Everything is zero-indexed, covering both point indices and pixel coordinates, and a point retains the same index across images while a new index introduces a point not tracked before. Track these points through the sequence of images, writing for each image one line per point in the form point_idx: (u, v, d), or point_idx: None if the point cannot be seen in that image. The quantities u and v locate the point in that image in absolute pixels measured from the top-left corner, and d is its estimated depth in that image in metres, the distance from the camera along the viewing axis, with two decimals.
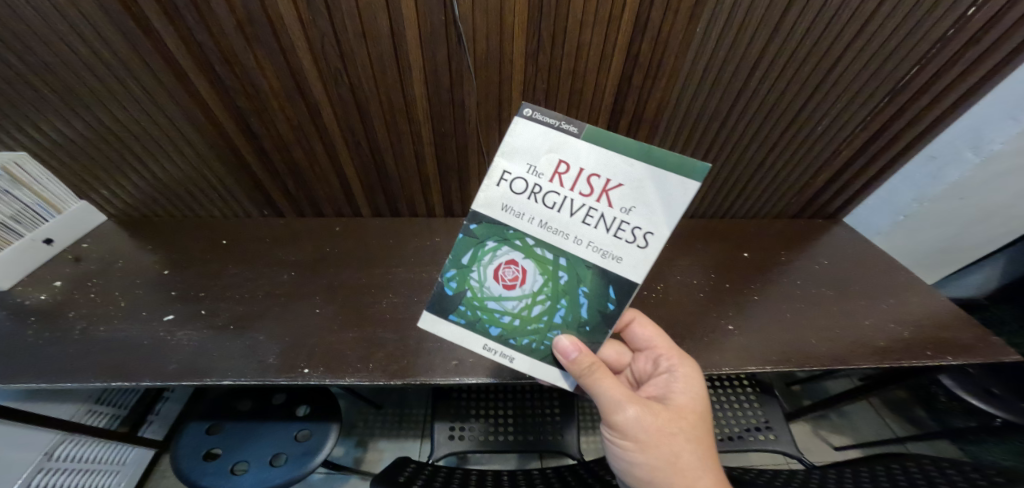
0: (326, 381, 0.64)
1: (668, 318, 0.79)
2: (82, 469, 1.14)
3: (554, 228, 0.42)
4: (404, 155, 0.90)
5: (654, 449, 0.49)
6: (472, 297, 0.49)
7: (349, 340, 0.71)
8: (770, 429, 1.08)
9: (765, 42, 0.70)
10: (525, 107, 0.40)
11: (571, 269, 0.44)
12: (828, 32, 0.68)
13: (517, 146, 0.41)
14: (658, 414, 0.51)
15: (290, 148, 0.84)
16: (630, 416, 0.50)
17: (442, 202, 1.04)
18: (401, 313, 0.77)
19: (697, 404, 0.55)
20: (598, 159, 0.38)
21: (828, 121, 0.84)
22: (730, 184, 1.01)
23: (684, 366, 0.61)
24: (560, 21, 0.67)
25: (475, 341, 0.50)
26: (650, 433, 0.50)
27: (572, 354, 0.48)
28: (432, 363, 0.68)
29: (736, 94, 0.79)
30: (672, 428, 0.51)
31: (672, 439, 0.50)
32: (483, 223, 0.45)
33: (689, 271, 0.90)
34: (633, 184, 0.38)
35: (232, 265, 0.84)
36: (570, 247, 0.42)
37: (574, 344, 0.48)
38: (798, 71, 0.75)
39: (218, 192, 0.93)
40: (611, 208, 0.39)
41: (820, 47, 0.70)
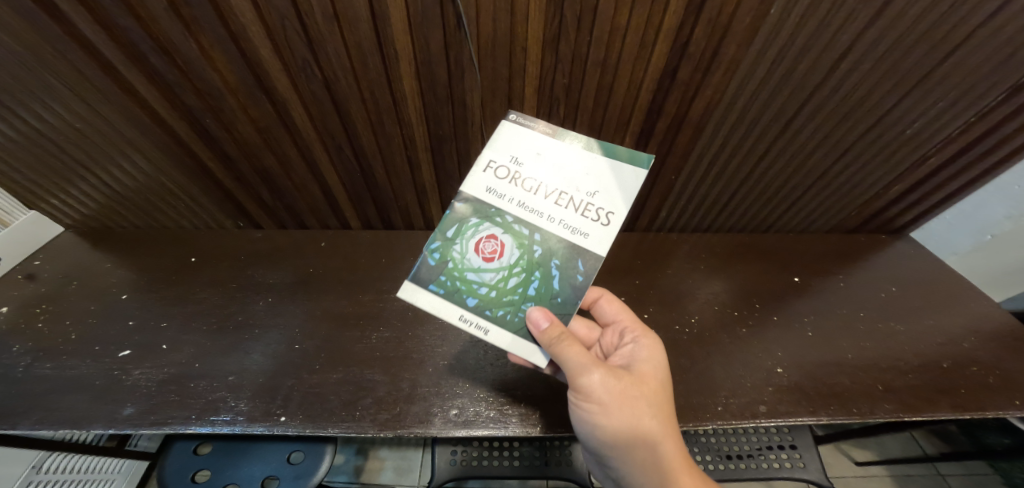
0: (305, 431, 0.54)
1: (704, 358, 0.66)
2: (77, 480, 1.09)
3: (532, 208, 0.40)
4: (394, 162, 0.79)
5: (615, 415, 0.40)
6: (452, 268, 0.41)
7: (330, 383, 0.61)
8: (794, 449, 0.97)
9: (859, 33, 0.59)
10: (510, 115, 0.44)
11: (545, 242, 0.40)
12: (915, 8, 0.55)
13: (501, 141, 0.43)
14: (623, 377, 0.41)
15: (257, 154, 0.75)
16: (595, 381, 0.40)
17: (440, 213, 0.92)
18: (392, 351, 0.66)
19: (662, 369, 0.46)
20: (566, 152, 0.41)
21: (879, 118, 0.72)
22: (765, 190, 0.89)
23: (646, 337, 0.50)
24: (603, 5, 0.54)
25: (451, 312, 0.40)
26: (613, 397, 0.40)
27: (542, 323, 0.38)
28: (427, 414, 0.57)
29: (809, 95, 0.69)
30: (636, 392, 0.41)
31: (637, 405, 0.40)
32: (469, 201, 0.42)
33: (728, 298, 0.76)
34: (596, 174, 0.40)
35: (200, 287, 0.74)
36: (544, 225, 0.40)
37: (545, 313, 0.39)
38: (894, 69, 0.64)
39: (184, 201, 0.84)
40: (579, 192, 0.40)
41: (933, 38, 0.59)
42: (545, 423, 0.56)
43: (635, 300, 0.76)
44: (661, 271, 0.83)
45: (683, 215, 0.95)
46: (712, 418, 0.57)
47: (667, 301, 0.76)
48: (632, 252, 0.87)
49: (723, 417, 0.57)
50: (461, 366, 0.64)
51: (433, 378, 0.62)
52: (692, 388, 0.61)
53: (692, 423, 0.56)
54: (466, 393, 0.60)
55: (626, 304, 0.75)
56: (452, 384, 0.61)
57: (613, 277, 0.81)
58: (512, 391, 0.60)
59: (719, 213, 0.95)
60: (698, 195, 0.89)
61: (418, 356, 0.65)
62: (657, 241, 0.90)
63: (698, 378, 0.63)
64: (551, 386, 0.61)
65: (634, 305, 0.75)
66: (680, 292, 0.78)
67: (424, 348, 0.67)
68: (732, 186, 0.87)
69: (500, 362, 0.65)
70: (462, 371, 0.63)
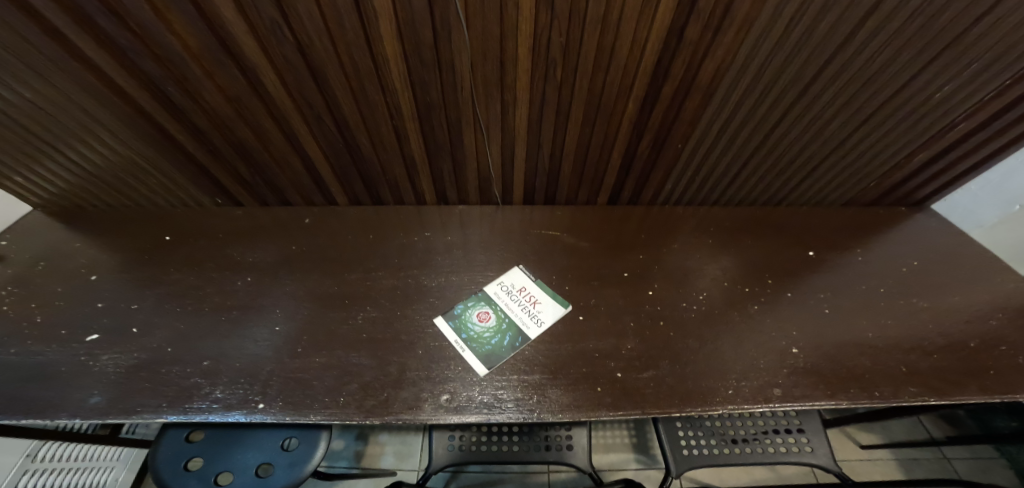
0: (285, 418, 0.50)
1: (714, 338, 0.61)
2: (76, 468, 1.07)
3: None
4: (379, 133, 0.74)
5: None
6: (461, 315, 0.64)
7: (313, 368, 0.56)
8: (802, 433, 0.94)
9: None
10: None
11: None
12: None
13: None
14: None
15: (231, 126, 0.69)
16: None
17: (432, 188, 0.87)
18: (380, 333, 0.62)
19: None
20: None
21: (908, 80, 0.66)
22: (778, 161, 0.83)
23: None
24: None
25: (451, 336, 0.61)
26: None
27: None
28: (416, 399, 0.53)
29: (831, 54, 0.62)
30: None
31: None
32: None
33: (739, 274, 0.72)
34: None
35: (176, 268, 0.69)
36: None
37: None
38: (929, 25, 0.57)
39: (159, 178, 0.79)
40: None
41: None
42: (542, 408, 0.52)
43: (640, 276, 0.71)
44: (666, 247, 0.78)
45: (690, 189, 0.90)
46: (722, 401, 0.53)
47: (673, 278, 0.71)
48: (635, 227, 0.82)
49: (735, 400, 0.53)
50: (453, 348, 0.60)
51: (423, 361, 0.58)
52: (701, 369, 0.57)
53: (702, 408, 0.52)
54: (457, 379, 0.56)
55: (630, 282, 0.70)
56: (444, 368, 0.57)
57: (616, 253, 0.76)
58: (507, 376, 0.56)
59: (727, 186, 0.89)
60: (706, 166, 0.84)
61: (407, 338, 0.61)
62: (662, 216, 0.85)
63: (707, 360, 0.58)
64: (548, 370, 0.57)
65: (638, 283, 0.70)
66: (687, 268, 0.73)
67: (414, 329, 0.62)
68: (743, 156, 0.82)
69: (495, 346, 0.60)
70: (455, 353, 0.59)
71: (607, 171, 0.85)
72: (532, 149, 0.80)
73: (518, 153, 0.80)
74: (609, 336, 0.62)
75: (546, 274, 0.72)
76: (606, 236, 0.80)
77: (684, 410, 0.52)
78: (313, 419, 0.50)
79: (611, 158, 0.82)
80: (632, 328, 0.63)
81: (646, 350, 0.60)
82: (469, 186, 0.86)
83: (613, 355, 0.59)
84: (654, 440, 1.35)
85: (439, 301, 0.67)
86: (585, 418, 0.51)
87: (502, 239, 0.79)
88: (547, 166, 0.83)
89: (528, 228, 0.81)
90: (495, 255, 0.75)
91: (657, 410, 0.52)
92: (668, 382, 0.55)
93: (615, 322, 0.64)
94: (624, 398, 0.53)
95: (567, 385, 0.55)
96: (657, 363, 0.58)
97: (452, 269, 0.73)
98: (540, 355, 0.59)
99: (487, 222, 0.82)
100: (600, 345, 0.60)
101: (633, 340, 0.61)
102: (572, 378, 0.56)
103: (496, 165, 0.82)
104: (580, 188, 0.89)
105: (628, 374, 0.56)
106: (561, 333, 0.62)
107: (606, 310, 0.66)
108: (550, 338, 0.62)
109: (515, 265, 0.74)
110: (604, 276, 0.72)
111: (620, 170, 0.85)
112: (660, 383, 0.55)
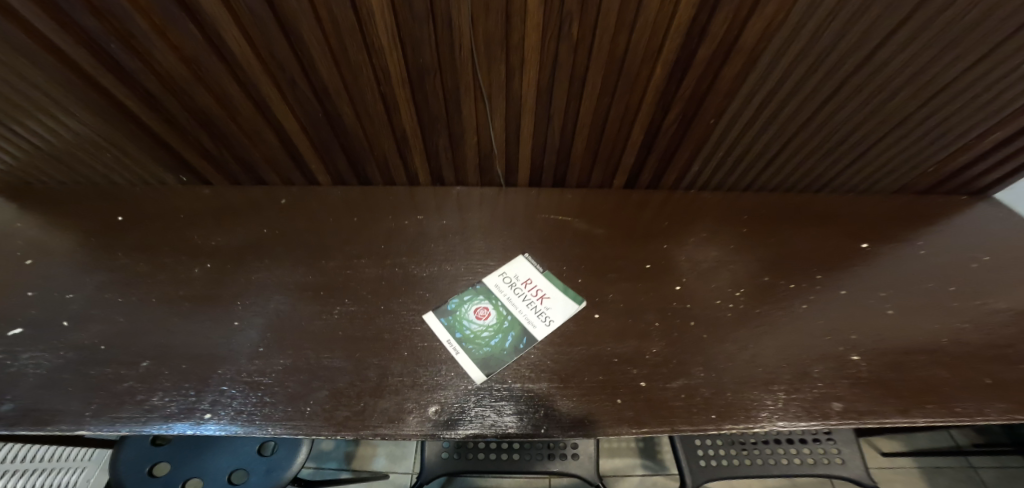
0: (236, 432, 0.40)
1: (755, 341, 0.51)
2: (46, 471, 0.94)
3: None
4: (364, 101, 0.64)
5: None
6: (457, 312, 0.55)
7: (276, 372, 0.47)
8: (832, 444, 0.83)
9: None
10: None
11: None
12: None
13: None
14: None
15: (190, 91, 0.59)
16: None
17: (425, 167, 0.77)
18: (358, 330, 0.52)
19: None
20: None
21: (995, 47, 0.55)
22: (820, 140, 0.73)
23: None
24: None
25: (442, 335, 0.52)
26: None
27: None
28: (397, 411, 0.43)
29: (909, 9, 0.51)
30: None
31: None
32: None
33: (779, 267, 0.62)
34: None
35: (125, 253, 0.59)
36: None
37: None
38: None
39: (111, 151, 0.68)
40: None
41: None
42: (551, 424, 0.42)
43: (664, 268, 0.62)
44: (694, 236, 0.68)
45: (716, 171, 0.80)
46: (771, 416, 0.43)
47: (703, 271, 0.61)
48: (656, 214, 0.72)
49: (787, 416, 0.43)
50: (445, 349, 0.50)
51: (408, 365, 0.48)
52: (743, 378, 0.47)
53: (747, 424, 0.42)
54: (449, 386, 0.46)
55: (653, 274, 0.61)
56: (433, 374, 0.48)
57: (635, 242, 0.66)
58: (508, 385, 0.47)
59: (759, 169, 0.79)
60: (737, 145, 0.74)
61: (391, 337, 0.51)
62: (686, 201, 0.75)
63: (749, 366, 0.49)
64: (559, 378, 0.47)
65: (663, 276, 0.61)
66: (719, 260, 0.63)
67: (400, 326, 0.53)
68: (780, 133, 0.72)
69: (496, 349, 0.51)
70: (448, 356, 0.49)
71: (625, 149, 0.74)
72: (541, 122, 0.70)
73: (524, 126, 0.70)
74: (630, 337, 0.52)
75: (556, 264, 0.62)
76: (623, 223, 0.70)
77: (723, 425, 0.42)
78: (270, 434, 0.40)
79: (630, 134, 0.72)
80: (658, 329, 0.53)
81: (676, 355, 0.50)
82: (468, 165, 0.76)
83: (636, 360, 0.49)
84: (663, 444, 1.26)
85: (430, 293, 0.57)
86: (603, 436, 0.41)
87: (505, 224, 0.69)
88: (557, 143, 0.73)
89: (535, 212, 0.71)
90: (496, 242, 0.65)
91: (693, 426, 0.42)
92: (704, 392, 0.46)
93: (637, 321, 0.54)
94: (652, 412, 0.43)
95: (582, 395, 0.45)
96: (689, 370, 0.48)
97: (446, 256, 0.63)
98: (549, 359, 0.49)
99: (488, 205, 0.72)
100: (621, 348, 0.51)
101: (660, 342, 0.52)
102: (588, 385, 0.46)
103: (499, 140, 0.72)
104: (593, 169, 0.79)
105: (656, 383, 0.47)
106: (573, 333, 0.53)
107: (626, 307, 0.56)
108: (560, 339, 0.52)
109: (519, 253, 0.64)
110: (623, 267, 0.62)
111: (640, 148, 0.75)
112: (695, 394, 0.45)
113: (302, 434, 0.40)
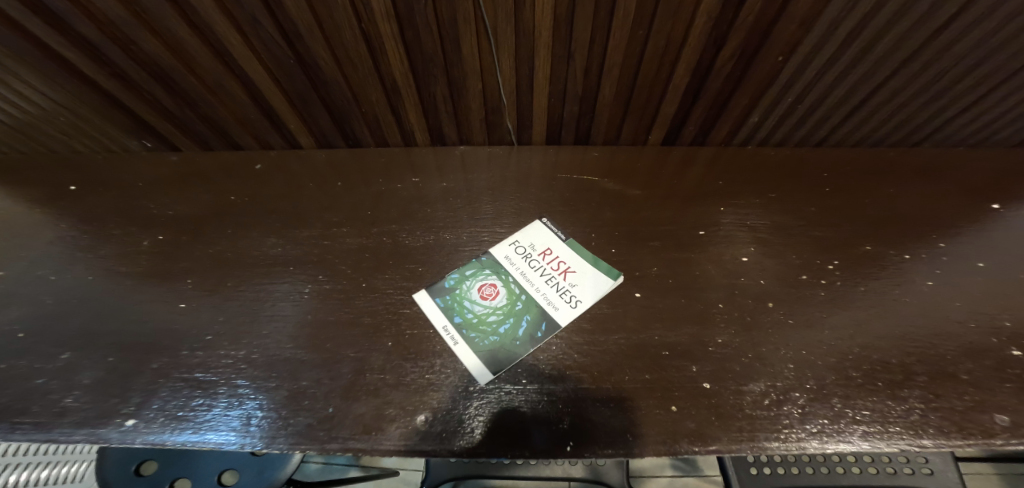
0: (163, 442, 0.30)
1: (863, 328, 0.37)
2: None
3: None
4: (343, 43, 0.51)
5: None
6: (457, 292, 0.43)
7: (222, 366, 0.36)
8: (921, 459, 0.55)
9: None
10: None
11: None
12: None
13: None
14: None
15: (132, 33, 0.48)
16: None
17: (423, 125, 0.64)
18: (332, 313, 0.41)
19: None
20: None
21: None
22: (935, 77, 0.55)
23: None
24: None
25: (437, 320, 0.40)
26: None
27: None
28: (373, 418, 0.32)
29: None
30: None
31: None
32: None
33: (878, 234, 0.47)
34: None
35: (69, 226, 0.50)
36: None
37: None
38: None
39: (60, 111, 0.58)
40: None
41: None
42: (581, 439, 0.30)
43: (723, 236, 0.48)
44: (758, 198, 0.53)
45: (782, 121, 0.64)
46: (906, 431, 0.29)
47: (778, 241, 0.47)
48: (706, 173, 0.58)
49: (932, 431, 0.29)
50: (439, 338, 0.39)
51: (391, 357, 0.37)
52: (852, 378, 0.33)
53: (869, 441, 0.29)
54: (443, 384, 0.35)
55: (709, 242, 0.47)
56: (422, 369, 0.36)
57: (683, 205, 0.52)
58: (521, 385, 0.35)
59: (837, 118, 0.63)
60: (817, 87, 0.57)
61: (371, 321, 0.40)
62: (742, 158, 0.60)
63: (858, 360, 0.35)
64: (590, 375, 0.35)
65: (721, 245, 0.47)
66: (795, 226, 0.49)
67: (384, 307, 0.41)
68: (882, 68, 0.54)
69: (506, 339, 0.38)
70: (443, 346, 0.38)
71: (665, 95, 0.59)
72: (558, 62, 0.54)
73: (539, 69, 0.55)
74: (686, 323, 0.39)
75: (582, 231, 0.49)
76: (665, 184, 0.56)
77: (832, 442, 0.29)
78: (205, 445, 0.30)
79: (673, 74, 0.56)
80: (722, 312, 0.40)
81: (752, 346, 0.36)
82: (473, 121, 0.63)
83: (697, 354, 0.36)
84: None
85: (424, 268, 0.45)
86: (656, 455, 0.29)
87: (517, 187, 0.56)
88: (581, 91, 0.59)
89: (553, 173, 0.58)
90: (507, 207, 0.53)
91: (788, 442, 0.29)
92: (797, 397, 0.32)
93: (694, 301, 0.41)
94: (726, 422, 0.31)
95: (623, 400, 0.33)
96: (771, 366, 0.35)
97: (444, 224, 0.51)
98: (575, 352, 0.37)
99: (497, 166, 0.60)
100: (674, 337, 0.38)
101: (727, 330, 0.38)
102: (632, 386, 0.34)
103: (509, 88, 0.58)
104: (624, 122, 0.64)
105: (727, 384, 0.33)
106: (607, 318, 0.40)
107: (676, 284, 0.43)
108: (590, 325, 0.39)
109: (535, 219, 0.51)
110: (668, 234, 0.48)
111: (685, 94, 0.59)
112: (784, 398, 0.32)
113: (246, 445, 0.30)
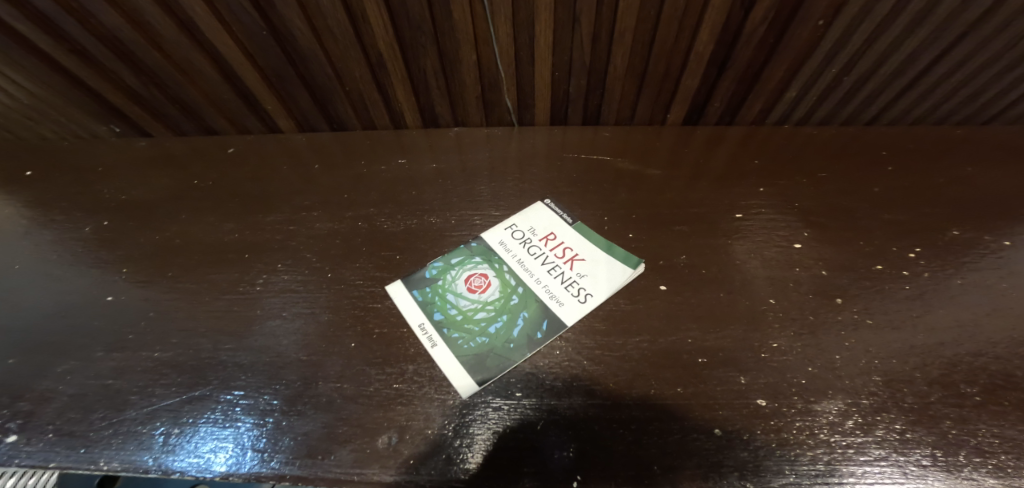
0: (47, 464, 0.23)
1: (969, 332, 0.28)
2: None
3: None
4: (320, 9, 0.45)
5: None
6: (440, 283, 0.35)
7: (139, 372, 0.29)
8: None
9: None
10: None
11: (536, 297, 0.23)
12: None
13: None
14: None
15: (86, 3, 0.43)
16: None
17: (413, 106, 0.58)
18: (286, 308, 0.33)
19: None
20: None
21: None
22: (1010, 42, 0.47)
23: None
24: None
25: (414, 318, 0.32)
26: None
27: None
28: (320, 438, 0.24)
29: None
30: None
31: None
32: None
33: (961, 219, 0.38)
34: None
35: (13, 211, 0.45)
36: None
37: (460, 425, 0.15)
38: None
39: (21, 92, 0.54)
40: None
41: None
42: (596, 472, 0.22)
43: (765, 220, 0.39)
44: (803, 177, 0.45)
45: (821, 97, 0.56)
46: None
47: (834, 225, 0.38)
48: (736, 152, 0.50)
49: None
50: (414, 339, 0.31)
51: (352, 362, 0.29)
52: (967, 396, 0.24)
53: (1008, 482, 0.20)
54: (414, 396, 0.27)
55: (746, 226, 0.39)
56: (389, 378, 0.28)
57: (713, 186, 0.44)
58: (515, 399, 0.26)
59: (886, 95, 0.55)
60: (866, 56, 0.49)
61: (333, 317, 0.33)
62: (779, 137, 0.52)
63: (973, 373, 0.26)
64: (606, 388, 0.27)
65: (764, 229, 0.38)
66: (854, 208, 0.40)
67: (351, 300, 0.34)
68: (949, 29, 0.45)
69: (497, 341, 0.30)
70: (418, 349, 0.30)
71: (686, 67, 0.52)
72: (562, 28, 0.48)
73: (539, 38, 0.48)
74: (727, 321, 0.30)
75: (592, 214, 0.41)
76: (690, 165, 0.48)
77: (951, 481, 0.20)
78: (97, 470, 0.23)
79: (695, 42, 0.49)
80: (772, 309, 0.31)
81: (819, 352, 0.28)
82: (468, 99, 0.57)
83: (746, 362, 0.27)
84: None
85: (404, 256, 0.38)
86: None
87: (517, 169, 0.49)
88: (589, 64, 0.52)
89: (559, 153, 0.51)
90: (505, 189, 0.46)
91: (885, 478, 0.20)
92: (893, 419, 0.23)
93: (735, 296, 0.32)
94: (796, 455, 0.22)
95: (650, 420, 0.24)
96: (849, 378, 0.26)
97: (431, 207, 0.44)
98: (585, 359, 0.29)
99: (495, 147, 0.53)
100: (714, 340, 0.29)
101: (783, 332, 0.29)
102: (662, 402, 0.25)
103: (507, 60, 0.52)
104: (638, 100, 0.58)
105: (793, 403, 0.25)
106: (627, 316, 0.32)
107: (711, 275, 0.34)
108: (605, 325, 0.31)
109: (537, 201, 0.44)
110: (697, 217, 0.40)
111: (709, 66, 0.52)
112: (876, 421, 0.23)
113: (150, 469, 0.23)
